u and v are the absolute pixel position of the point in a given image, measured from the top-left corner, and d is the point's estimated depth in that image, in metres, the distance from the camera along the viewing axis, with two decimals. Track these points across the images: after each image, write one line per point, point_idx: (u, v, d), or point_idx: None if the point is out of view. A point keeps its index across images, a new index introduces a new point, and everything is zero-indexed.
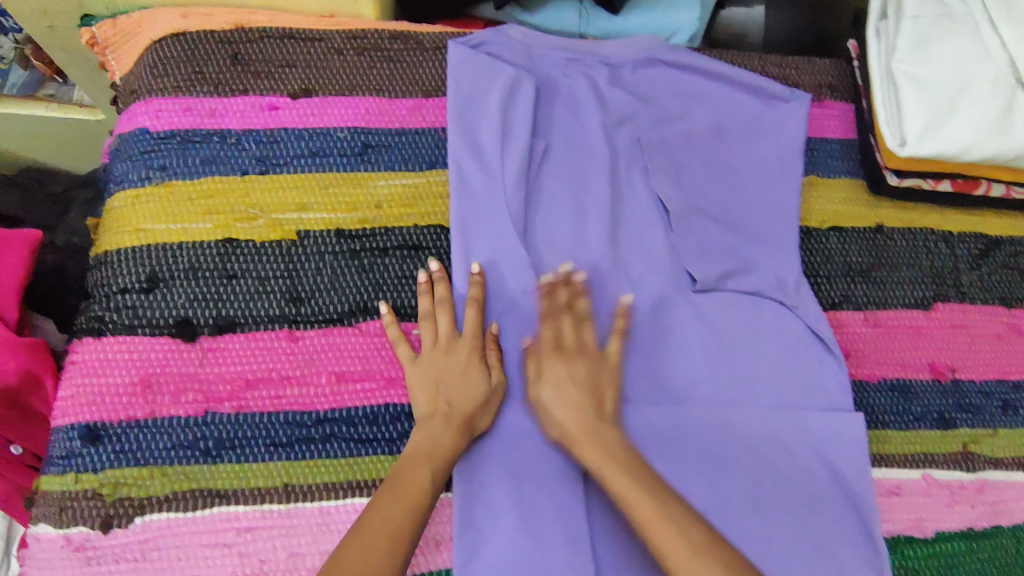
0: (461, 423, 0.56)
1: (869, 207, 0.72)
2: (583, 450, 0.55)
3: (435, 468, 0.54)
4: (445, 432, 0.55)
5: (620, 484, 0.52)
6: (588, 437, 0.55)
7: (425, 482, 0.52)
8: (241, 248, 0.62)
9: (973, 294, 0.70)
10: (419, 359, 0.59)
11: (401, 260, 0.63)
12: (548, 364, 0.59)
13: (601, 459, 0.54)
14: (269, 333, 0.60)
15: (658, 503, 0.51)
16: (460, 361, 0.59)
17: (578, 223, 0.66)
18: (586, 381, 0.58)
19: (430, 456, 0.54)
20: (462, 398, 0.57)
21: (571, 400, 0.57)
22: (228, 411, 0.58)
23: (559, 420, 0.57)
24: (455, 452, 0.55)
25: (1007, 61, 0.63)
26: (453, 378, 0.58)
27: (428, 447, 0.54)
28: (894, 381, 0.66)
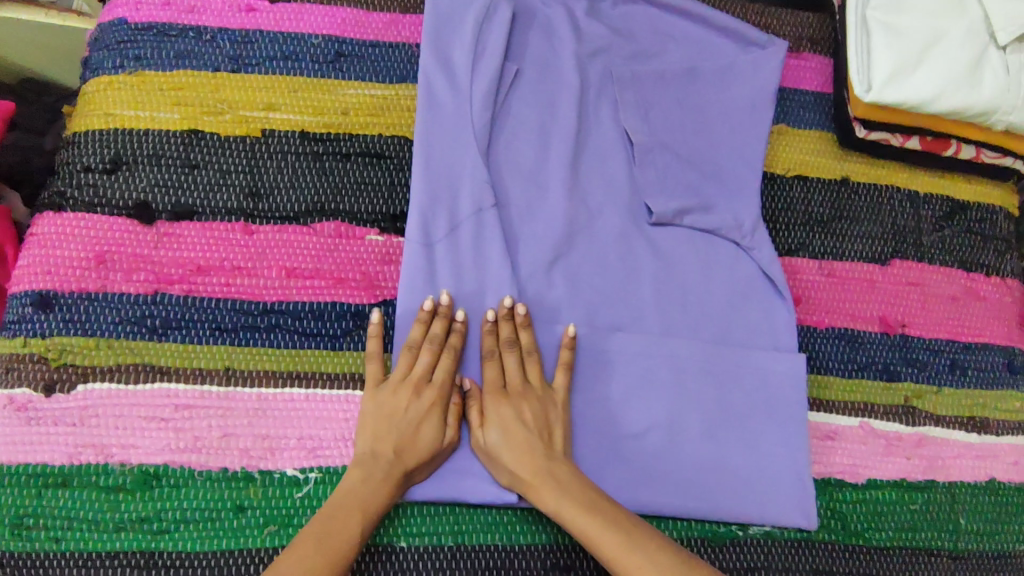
0: (400, 477, 0.54)
1: (837, 159, 0.72)
2: (542, 496, 0.55)
3: (365, 517, 0.52)
4: (380, 491, 0.53)
5: (585, 525, 0.53)
6: (546, 483, 0.55)
7: (353, 532, 0.51)
8: (206, 141, 0.63)
9: (932, 255, 0.70)
10: (382, 391, 0.57)
11: (363, 167, 0.64)
12: (507, 411, 0.57)
13: (558, 502, 0.54)
14: (224, 224, 0.61)
15: (624, 537, 0.52)
16: (422, 408, 0.56)
17: (541, 148, 0.67)
18: (535, 423, 0.57)
19: (363, 511, 0.52)
20: (410, 456, 0.55)
21: (522, 443, 0.56)
22: (178, 294, 0.59)
23: (515, 467, 0.56)
24: (388, 502, 0.54)
25: (981, 16, 0.63)
26: (411, 433, 0.55)
27: (360, 502, 0.52)
28: (842, 330, 0.67)
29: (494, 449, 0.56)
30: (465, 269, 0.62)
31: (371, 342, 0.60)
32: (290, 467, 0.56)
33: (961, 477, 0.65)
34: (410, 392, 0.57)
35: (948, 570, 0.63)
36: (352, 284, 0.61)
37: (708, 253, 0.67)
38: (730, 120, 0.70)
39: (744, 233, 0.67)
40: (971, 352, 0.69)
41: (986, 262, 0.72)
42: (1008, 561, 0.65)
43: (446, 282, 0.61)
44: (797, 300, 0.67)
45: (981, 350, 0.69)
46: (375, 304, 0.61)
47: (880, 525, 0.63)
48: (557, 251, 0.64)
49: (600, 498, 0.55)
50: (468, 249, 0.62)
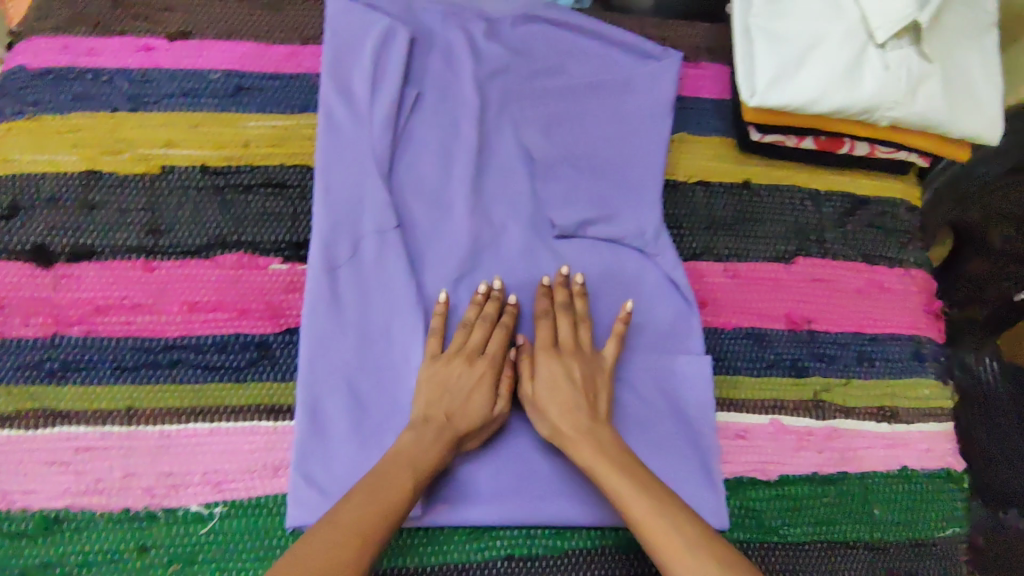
0: (450, 439, 0.56)
1: (737, 164, 0.73)
2: (580, 451, 0.56)
3: (415, 475, 0.53)
4: (433, 450, 0.55)
5: (616, 483, 0.53)
6: (586, 441, 0.56)
7: (403, 485, 0.52)
8: (105, 181, 0.63)
9: (836, 250, 0.72)
10: (438, 362, 0.59)
11: (265, 197, 0.65)
12: (549, 370, 0.59)
13: (593, 458, 0.55)
14: (125, 263, 0.61)
15: (655, 500, 0.51)
16: (474, 377, 0.58)
17: (444, 169, 0.68)
18: (582, 382, 0.59)
19: (414, 468, 0.53)
20: (462, 419, 0.57)
21: (567, 395, 0.58)
22: (78, 335, 0.59)
23: (560, 423, 0.57)
24: (438, 460, 0.55)
25: (859, 17, 0.65)
26: (464, 400, 0.57)
27: (411, 458, 0.54)
28: (749, 330, 0.68)
29: (541, 404, 0.58)
30: (368, 293, 0.62)
31: (275, 372, 0.60)
32: (194, 503, 0.56)
33: (874, 467, 0.66)
34: (466, 360, 0.59)
35: (865, 561, 0.64)
36: (255, 315, 0.61)
37: (614, 261, 0.68)
38: (631, 130, 0.72)
39: (647, 240, 0.68)
40: (877, 343, 0.70)
41: (890, 254, 0.74)
42: (924, 547, 0.65)
43: (350, 305, 0.61)
44: (702, 302, 0.68)
45: (888, 340, 0.70)
46: (279, 333, 0.61)
47: (794, 520, 0.63)
48: (462, 269, 0.65)
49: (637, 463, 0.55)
50: (371, 274, 0.63)
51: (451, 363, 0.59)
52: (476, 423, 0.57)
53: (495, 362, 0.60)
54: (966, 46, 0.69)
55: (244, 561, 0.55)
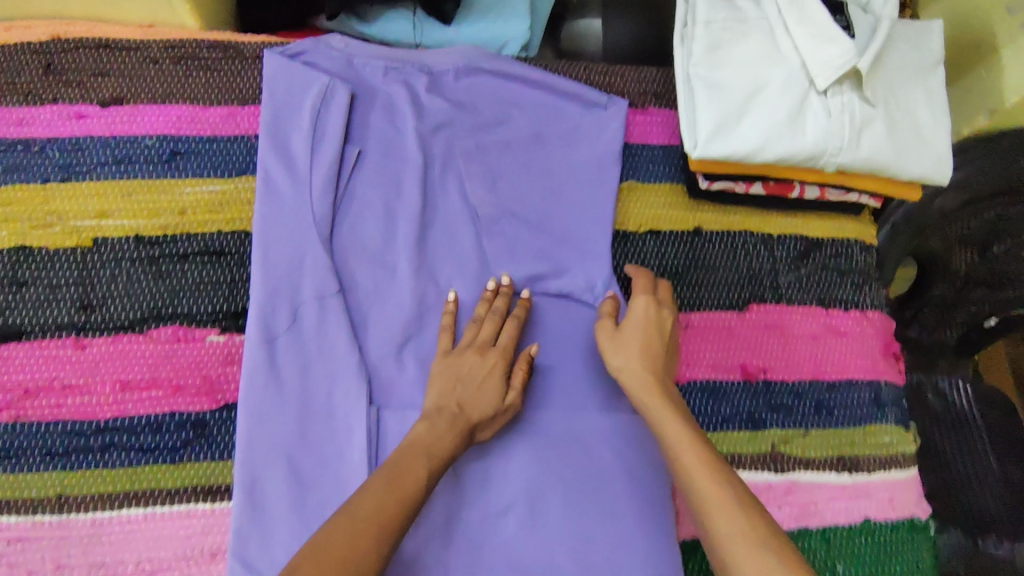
0: (462, 425, 0.56)
1: (687, 211, 0.72)
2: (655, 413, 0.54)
3: (431, 462, 0.52)
4: (449, 436, 0.55)
5: (677, 442, 0.51)
6: (663, 407, 0.54)
7: (421, 473, 0.51)
8: (34, 257, 0.61)
9: (790, 296, 0.71)
10: (453, 355, 0.61)
11: (202, 266, 0.63)
12: (635, 326, 0.59)
13: (663, 415, 0.54)
14: (55, 342, 0.59)
15: (712, 460, 0.49)
16: (485, 368, 0.60)
17: (387, 229, 0.66)
18: (660, 346, 0.59)
19: (430, 453, 0.53)
20: (476, 406, 0.58)
21: (638, 351, 0.58)
22: (5, 421, 0.57)
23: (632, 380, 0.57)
24: (452, 445, 0.55)
25: (799, 64, 0.64)
26: (481, 387, 0.59)
27: (428, 445, 0.53)
28: (703, 383, 0.67)
29: (614, 357, 0.59)
30: (309, 361, 0.61)
31: (213, 451, 0.58)
32: None
33: (835, 520, 0.65)
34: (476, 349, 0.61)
35: None
36: (191, 391, 0.59)
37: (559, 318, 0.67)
38: (578, 181, 0.71)
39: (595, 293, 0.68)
40: (835, 390, 0.69)
41: (845, 297, 0.73)
42: None
43: (289, 375, 0.60)
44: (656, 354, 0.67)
45: (846, 387, 0.69)
46: (217, 409, 0.59)
47: None
48: (406, 332, 0.64)
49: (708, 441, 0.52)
50: (313, 341, 0.61)
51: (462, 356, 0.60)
52: (491, 407, 0.59)
53: (506, 356, 0.61)
54: (912, 86, 0.68)
55: None
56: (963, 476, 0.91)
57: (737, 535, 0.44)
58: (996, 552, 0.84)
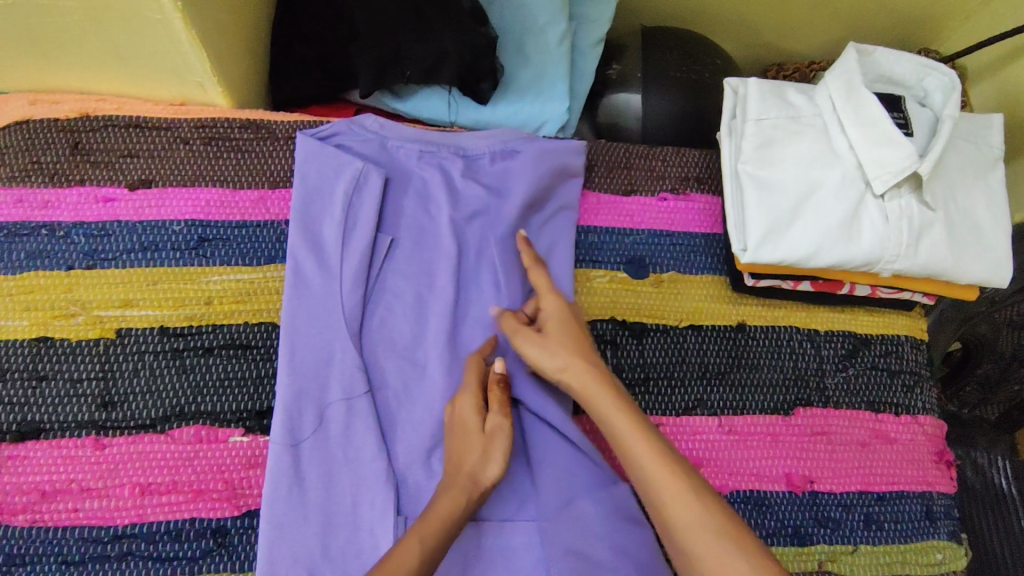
0: (465, 485, 0.53)
1: (729, 305, 0.70)
2: (605, 407, 0.53)
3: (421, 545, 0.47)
4: (450, 497, 0.52)
5: (630, 440, 0.50)
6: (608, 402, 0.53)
7: (410, 557, 0.46)
8: (55, 348, 0.59)
9: (838, 398, 0.68)
10: (458, 406, 0.59)
11: (226, 360, 0.61)
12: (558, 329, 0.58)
13: (608, 406, 0.53)
14: (74, 441, 0.57)
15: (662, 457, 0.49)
16: (466, 420, 0.58)
17: (418, 323, 0.64)
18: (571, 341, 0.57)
19: (418, 535, 0.48)
20: (479, 467, 0.55)
21: (556, 347, 0.57)
22: (20, 525, 0.55)
23: (572, 382, 0.55)
24: (447, 513, 0.51)
25: (854, 165, 0.62)
26: (486, 446, 0.56)
27: (419, 523, 0.49)
28: (747, 495, 0.63)
29: (547, 362, 0.57)
30: (332, 468, 0.58)
31: (233, 562, 0.56)
32: None
33: None
34: (473, 395, 0.59)
35: None
36: (212, 495, 0.57)
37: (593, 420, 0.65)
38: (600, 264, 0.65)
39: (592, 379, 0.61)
40: (886, 502, 0.65)
41: (897, 399, 0.69)
42: None
43: (315, 483, 0.57)
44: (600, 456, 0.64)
45: (898, 499, 0.66)
46: (238, 516, 0.57)
47: None
48: (437, 435, 0.61)
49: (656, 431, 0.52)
50: (339, 447, 0.59)
51: (462, 405, 0.58)
52: (494, 470, 0.55)
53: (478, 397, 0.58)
54: (970, 186, 0.65)
55: None
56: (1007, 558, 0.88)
57: (695, 527, 0.46)
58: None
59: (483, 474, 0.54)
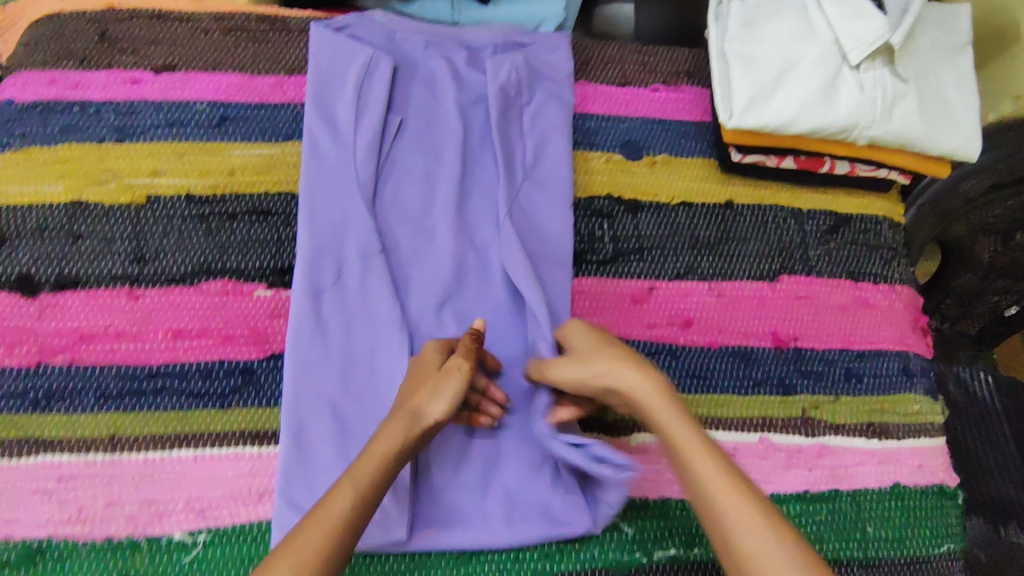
0: (407, 420, 0.52)
1: (718, 184, 0.74)
2: (669, 420, 0.51)
3: (355, 493, 0.48)
4: (388, 435, 0.51)
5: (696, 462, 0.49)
6: (670, 414, 0.52)
7: (344, 503, 0.47)
8: (89, 210, 0.64)
9: (820, 268, 0.72)
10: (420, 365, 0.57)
11: (249, 225, 0.65)
12: (598, 346, 0.57)
13: (672, 424, 0.51)
14: (109, 291, 0.61)
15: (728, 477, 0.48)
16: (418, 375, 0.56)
17: (427, 194, 0.68)
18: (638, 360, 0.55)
19: (353, 480, 0.49)
20: (421, 401, 0.53)
21: (608, 351, 0.56)
22: (61, 364, 0.59)
23: (619, 387, 0.54)
24: (384, 450, 0.51)
25: (832, 40, 0.66)
26: (436, 386, 0.54)
27: (352, 470, 0.49)
28: (735, 349, 0.68)
29: (590, 368, 0.55)
30: (344, 320, 0.62)
31: (259, 398, 0.60)
32: (177, 531, 0.55)
33: (867, 485, 0.65)
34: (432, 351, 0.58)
35: None
36: (239, 341, 0.61)
37: (593, 283, 0.68)
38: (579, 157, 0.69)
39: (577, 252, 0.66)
40: (865, 359, 0.70)
41: (875, 271, 0.74)
42: (922, 565, 0.64)
43: (334, 329, 0.61)
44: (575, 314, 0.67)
45: (876, 357, 0.70)
46: (264, 358, 0.61)
47: None
48: (446, 291, 0.65)
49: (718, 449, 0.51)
50: (353, 300, 0.63)
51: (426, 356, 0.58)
52: (437, 407, 0.53)
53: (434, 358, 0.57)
54: (941, 65, 0.70)
55: None
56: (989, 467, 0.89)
57: (762, 544, 0.44)
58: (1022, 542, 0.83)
59: (425, 409, 0.53)
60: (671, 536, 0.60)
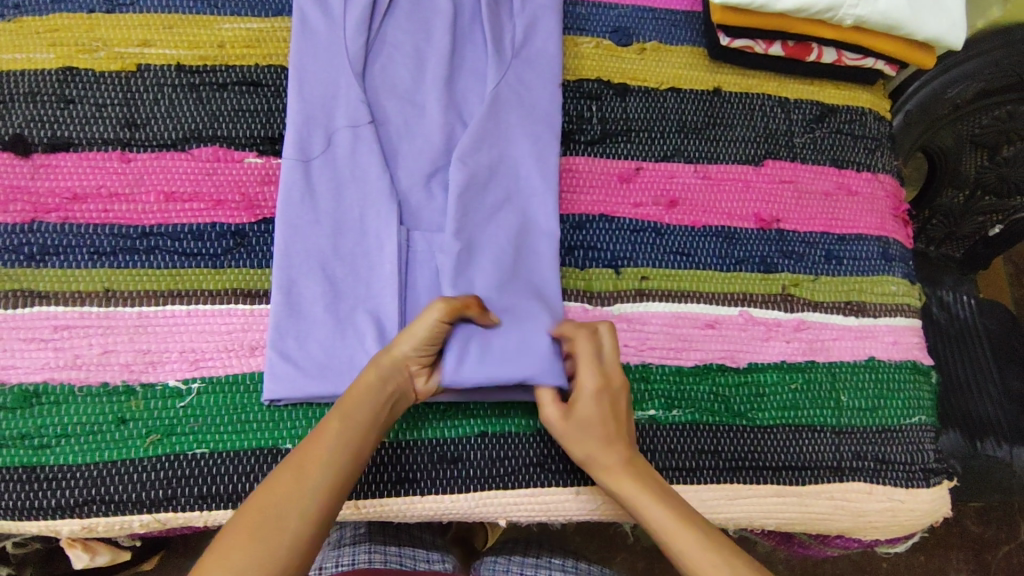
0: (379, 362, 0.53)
1: (707, 72, 0.74)
2: (653, 518, 0.52)
3: (344, 422, 0.50)
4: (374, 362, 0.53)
5: (669, 526, 0.51)
6: (640, 493, 0.53)
7: (333, 433, 0.50)
8: (80, 77, 0.64)
9: (804, 155, 0.73)
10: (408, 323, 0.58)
11: (239, 95, 0.65)
12: (596, 428, 0.54)
13: (640, 492, 0.53)
14: (102, 155, 0.62)
15: (703, 542, 0.50)
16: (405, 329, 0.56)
17: (417, 71, 0.68)
18: (613, 430, 0.55)
19: (342, 413, 0.51)
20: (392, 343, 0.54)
21: (602, 439, 0.54)
22: (54, 222, 0.60)
23: (600, 469, 0.55)
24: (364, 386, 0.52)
25: None
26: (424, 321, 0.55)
27: (339, 405, 0.51)
28: (719, 229, 0.69)
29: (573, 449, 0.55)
30: (330, 186, 0.63)
31: (251, 259, 0.61)
32: (171, 379, 0.57)
33: (843, 358, 0.67)
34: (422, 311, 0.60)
35: (834, 445, 0.64)
36: (231, 205, 0.62)
37: (580, 162, 0.70)
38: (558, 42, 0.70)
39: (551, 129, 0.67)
40: (845, 243, 0.71)
41: (859, 159, 0.75)
42: (894, 434, 0.66)
43: (323, 195, 0.62)
44: (564, 189, 0.68)
45: (856, 240, 0.72)
46: (255, 223, 0.62)
47: (762, 405, 0.64)
48: (435, 163, 0.66)
49: (700, 520, 0.52)
50: (342, 169, 0.63)
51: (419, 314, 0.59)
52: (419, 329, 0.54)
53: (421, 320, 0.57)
54: None
55: (222, 433, 0.56)
56: (963, 382, 0.90)
57: None
58: (996, 454, 0.85)
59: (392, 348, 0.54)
60: (651, 399, 0.63)
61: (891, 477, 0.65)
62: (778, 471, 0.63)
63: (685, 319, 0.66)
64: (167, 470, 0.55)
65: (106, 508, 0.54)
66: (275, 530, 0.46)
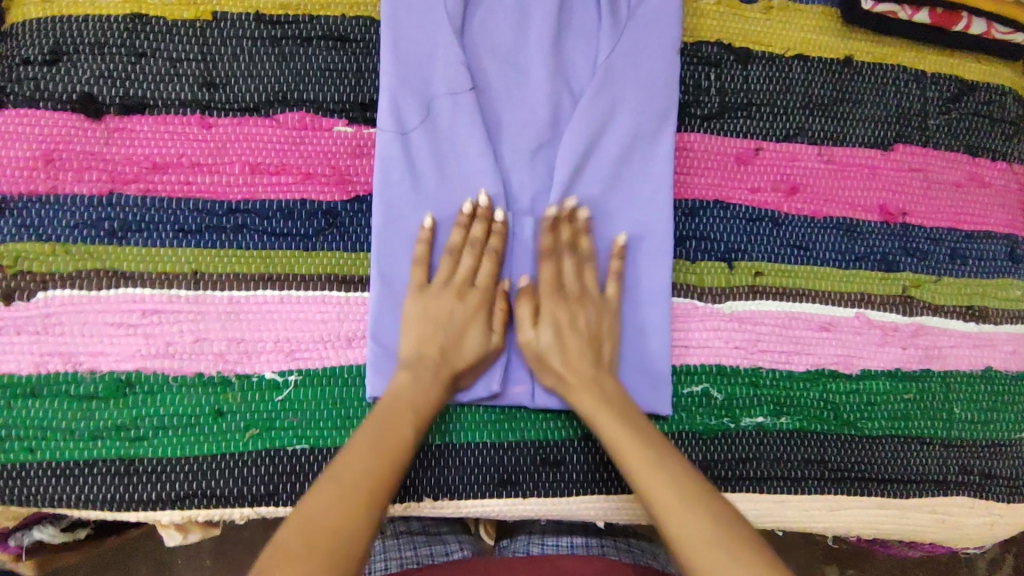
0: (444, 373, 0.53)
1: (837, 38, 0.66)
2: (632, 463, 0.49)
3: (417, 420, 0.50)
4: (405, 381, 0.52)
5: (619, 439, 0.51)
6: (592, 400, 0.53)
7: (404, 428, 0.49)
8: (152, 25, 0.57)
9: (937, 139, 0.66)
10: (426, 293, 0.54)
11: (326, 51, 0.58)
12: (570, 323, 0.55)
13: (592, 403, 0.53)
14: (179, 119, 0.56)
15: (652, 454, 0.49)
16: (465, 311, 0.54)
17: (520, 29, 0.61)
18: (587, 328, 0.55)
19: (414, 414, 0.51)
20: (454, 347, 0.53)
21: (575, 353, 0.54)
22: (135, 194, 0.55)
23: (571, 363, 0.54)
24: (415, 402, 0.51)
25: None
26: (460, 330, 0.54)
27: (402, 400, 0.51)
28: (841, 220, 0.64)
29: (548, 351, 0.54)
30: (428, 163, 0.57)
31: (345, 242, 0.57)
32: (268, 370, 0.54)
33: (958, 367, 0.63)
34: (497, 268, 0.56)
35: (941, 458, 0.62)
36: (322, 179, 0.57)
37: (695, 139, 0.63)
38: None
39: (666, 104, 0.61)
40: (972, 240, 0.66)
41: (994, 146, 0.67)
42: (1001, 449, 0.63)
43: (423, 173, 0.57)
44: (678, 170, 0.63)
45: (983, 238, 0.66)
46: (348, 201, 0.57)
47: (873, 414, 0.62)
48: (541, 139, 0.60)
49: (653, 435, 0.51)
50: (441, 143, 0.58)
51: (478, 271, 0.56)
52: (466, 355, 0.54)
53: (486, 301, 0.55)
54: None
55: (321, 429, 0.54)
56: None
57: (697, 534, 0.45)
58: None
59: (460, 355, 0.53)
60: (761, 405, 0.60)
61: (995, 491, 0.63)
62: (884, 483, 0.61)
63: (798, 320, 0.62)
64: (268, 466, 0.53)
65: (207, 502, 0.53)
66: (322, 529, 0.43)
